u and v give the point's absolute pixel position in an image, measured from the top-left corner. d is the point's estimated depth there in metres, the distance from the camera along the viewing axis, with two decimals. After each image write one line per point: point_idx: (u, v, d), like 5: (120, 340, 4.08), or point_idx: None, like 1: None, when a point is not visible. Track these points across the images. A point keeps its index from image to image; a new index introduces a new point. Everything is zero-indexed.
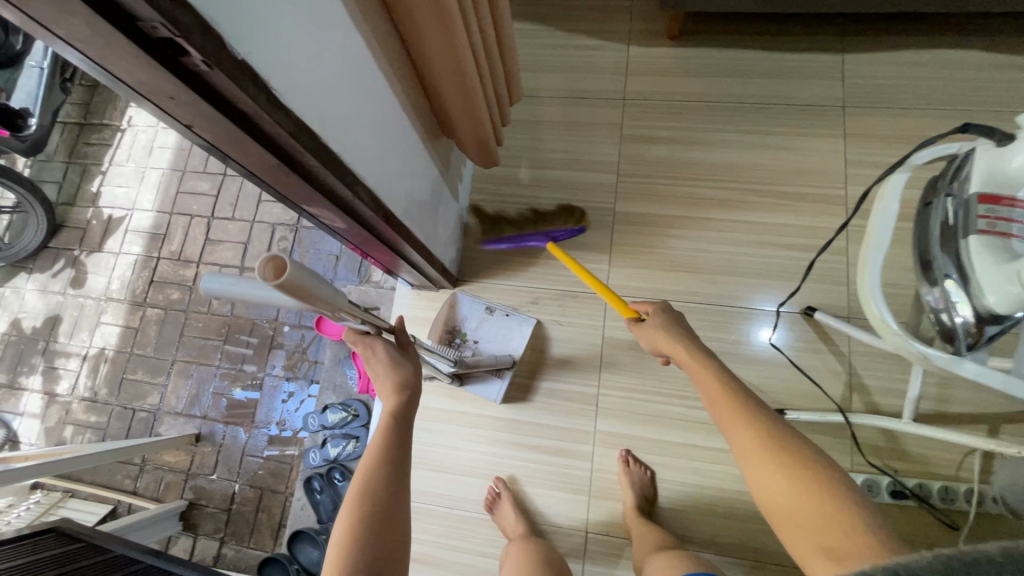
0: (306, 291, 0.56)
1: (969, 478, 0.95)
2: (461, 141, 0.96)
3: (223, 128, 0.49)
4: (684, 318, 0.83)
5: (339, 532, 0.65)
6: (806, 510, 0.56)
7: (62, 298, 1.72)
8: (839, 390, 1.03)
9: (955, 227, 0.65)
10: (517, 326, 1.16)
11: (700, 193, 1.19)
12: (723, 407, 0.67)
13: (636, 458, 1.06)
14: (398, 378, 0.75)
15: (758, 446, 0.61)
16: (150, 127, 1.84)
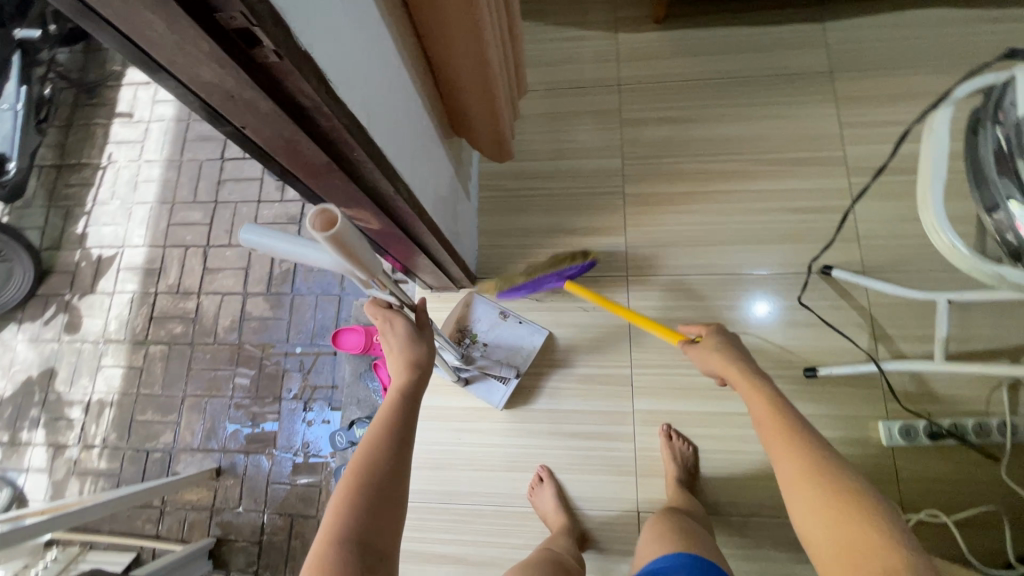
0: (351, 249, 0.54)
1: (999, 412, 0.99)
2: (475, 141, 0.96)
3: (280, 127, 0.49)
4: (742, 340, 0.82)
5: (333, 499, 0.60)
6: (841, 535, 0.55)
7: (56, 346, 1.66)
8: (864, 342, 1.06)
9: (1007, 151, 0.53)
10: (528, 339, 1.15)
11: (705, 168, 1.21)
12: (771, 427, 0.68)
13: (682, 435, 1.07)
14: (410, 355, 0.73)
15: (801, 471, 0.62)
16: (132, 162, 1.79)
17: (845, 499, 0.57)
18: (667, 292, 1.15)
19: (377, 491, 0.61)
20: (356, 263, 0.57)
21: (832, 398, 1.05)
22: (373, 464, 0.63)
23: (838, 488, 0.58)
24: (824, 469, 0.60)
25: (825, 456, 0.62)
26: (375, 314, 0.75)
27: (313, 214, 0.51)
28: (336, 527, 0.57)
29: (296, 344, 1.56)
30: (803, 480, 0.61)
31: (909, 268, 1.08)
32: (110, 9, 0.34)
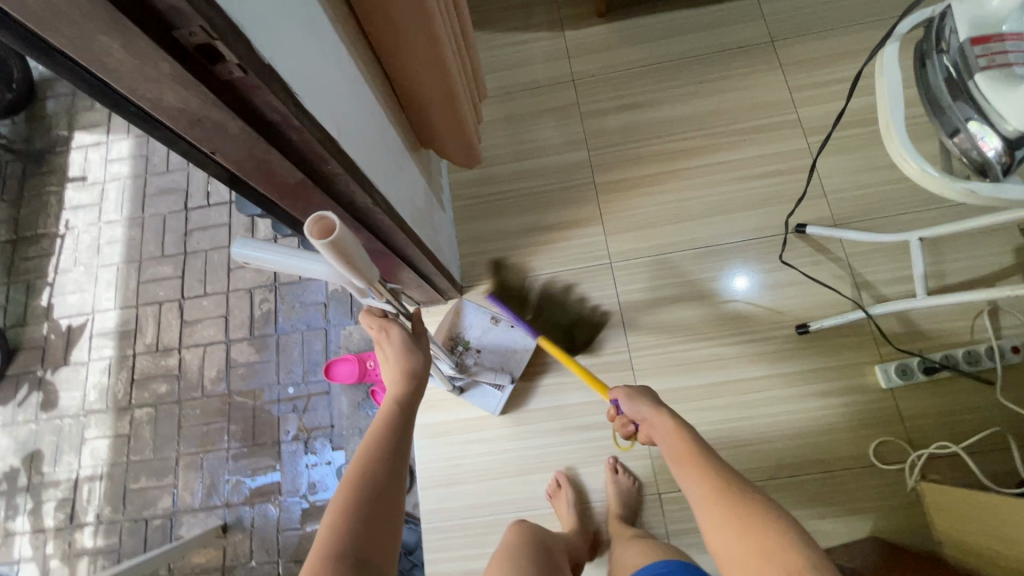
0: (350, 256, 0.54)
1: (985, 338, 1.02)
2: (445, 153, 0.96)
3: (251, 146, 0.48)
4: (652, 387, 0.80)
5: (330, 509, 0.59)
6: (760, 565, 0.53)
7: (34, 426, 1.58)
8: (848, 291, 1.09)
9: (957, 77, 0.56)
10: (521, 344, 1.12)
11: (668, 148, 1.24)
12: (686, 458, 0.66)
13: (625, 467, 1.06)
14: (408, 365, 0.75)
15: (713, 498, 0.60)
16: (92, 226, 1.74)
17: (757, 521, 0.56)
18: (652, 273, 1.16)
19: (378, 496, 0.61)
20: (352, 271, 0.57)
21: (828, 350, 1.07)
22: (374, 470, 0.63)
23: (747, 511, 0.57)
24: (734, 497, 0.59)
25: (735, 480, 0.61)
26: (372, 323, 0.76)
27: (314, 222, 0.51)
28: (337, 531, 0.57)
29: (288, 384, 1.52)
30: (718, 511, 0.59)
31: (876, 214, 1.12)
32: (64, 37, 0.34)
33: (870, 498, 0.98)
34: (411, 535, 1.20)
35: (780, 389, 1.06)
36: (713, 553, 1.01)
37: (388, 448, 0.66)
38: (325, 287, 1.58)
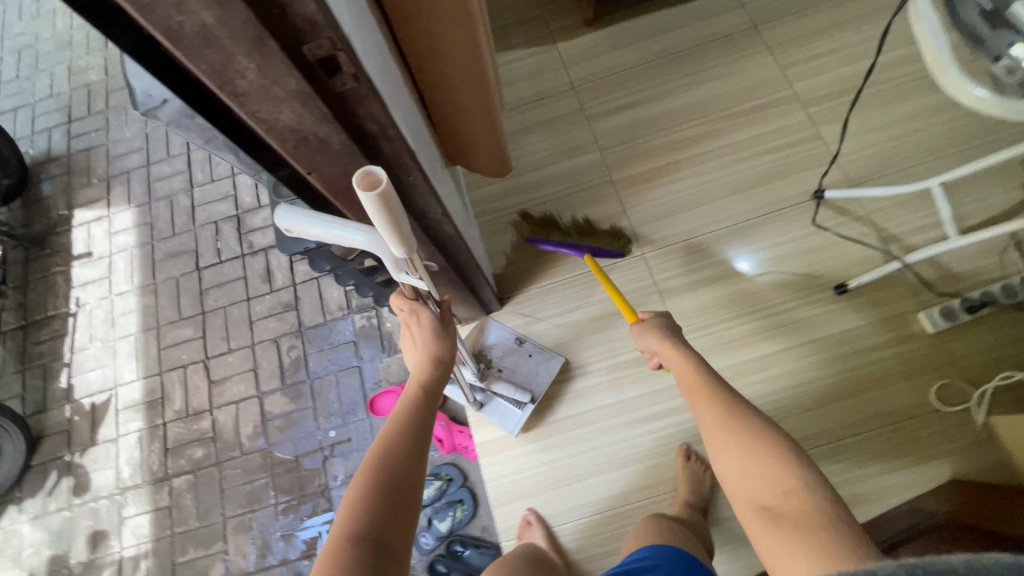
0: (395, 217, 0.48)
1: (1016, 271, 1.06)
2: (479, 168, 0.98)
3: (348, 160, 0.49)
4: (678, 323, 0.84)
5: (356, 479, 0.65)
6: (750, 479, 0.60)
7: (68, 513, 1.52)
8: (877, 247, 1.12)
9: (993, 11, 0.60)
10: (545, 364, 1.14)
11: (677, 138, 1.28)
12: (693, 386, 0.72)
13: (698, 455, 1.05)
14: (433, 350, 0.81)
15: (720, 423, 0.65)
16: (104, 300, 1.72)
17: (759, 443, 0.61)
18: (685, 257, 1.18)
19: (398, 476, 0.66)
20: (394, 237, 0.50)
21: (870, 306, 1.09)
22: (395, 444, 0.69)
23: (752, 435, 0.62)
24: (738, 419, 0.65)
25: (744, 410, 0.66)
26: (402, 304, 0.82)
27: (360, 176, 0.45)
28: (358, 505, 0.62)
29: (329, 428, 1.50)
30: (722, 438, 0.64)
31: (888, 171, 1.16)
32: (205, 62, 0.35)
33: (941, 442, 1.00)
34: (483, 560, 1.22)
35: (831, 351, 1.08)
36: None
37: (408, 424, 0.73)
38: (352, 325, 1.57)
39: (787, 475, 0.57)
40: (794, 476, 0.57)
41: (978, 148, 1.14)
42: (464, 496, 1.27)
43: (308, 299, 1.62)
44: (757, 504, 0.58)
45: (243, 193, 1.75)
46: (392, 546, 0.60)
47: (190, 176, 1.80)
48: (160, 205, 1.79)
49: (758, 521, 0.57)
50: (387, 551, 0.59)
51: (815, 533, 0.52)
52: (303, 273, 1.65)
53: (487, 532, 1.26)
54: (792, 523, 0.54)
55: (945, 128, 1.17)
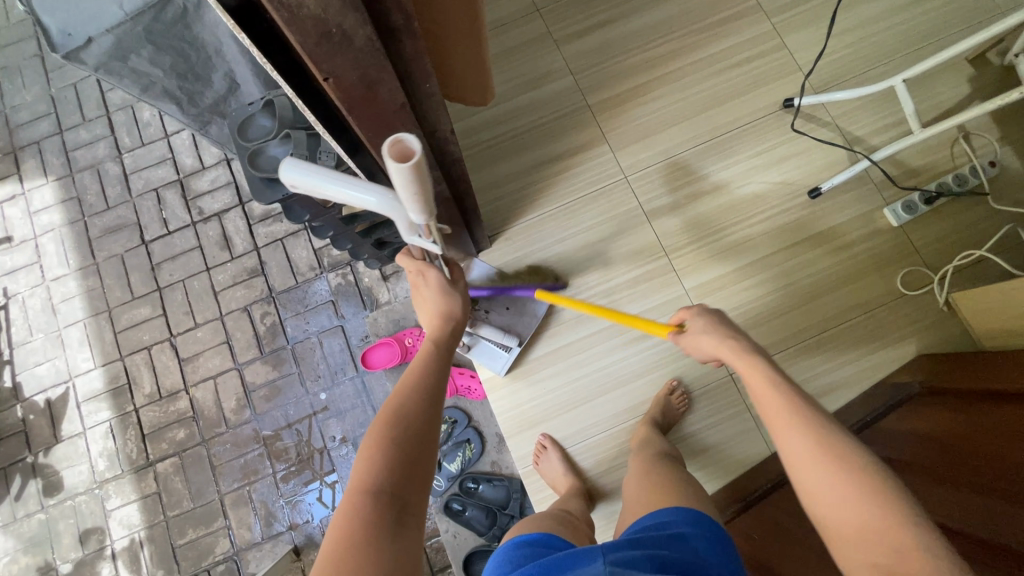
0: (422, 186, 0.49)
1: (966, 161, 1.14)
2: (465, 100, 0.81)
3: (368, 64, 0.47)
4: (724, 313, 0.83)
5: (370, 438, 0.63)
6: (865, 533, 0.54)
7: (44, 515, 1.43)
8: (843, 151, 1.17)
9: None
10: (531, 308, 1.13)
11: (649, 56, 1.25)
12: (776, 415, 0.66)
13: (682, 389, 1.10)
14: (444, 308, 0.80)
15: (817, 461, 0.60)
16: (38, 287, 1.56)
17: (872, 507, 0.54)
18: (668, 176, 1.19)
19: (414, 437, 0.63)
20: (415, 204, 0.52)
21: (841, 207, 1.15)
22: (411, 404, 0.67)
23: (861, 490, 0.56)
24: (842, 457, 0.59)
25: (851, 457, 0.59)
26: (410, 265, 0.82)
27: (390, 144, 0.46)
28: (371, 464, 0.59)
29: (319, 391, 1.45)
30: (822, 469, 0.59)
31: (848, 76, 1.21)
32: None
33: (907, 323, 1.10)
34: (497, 492, 1.25)
35: (809, 252, 1.14)
36: None
37: (423, 385, 0.70)
38: (328, 285, 1.50)
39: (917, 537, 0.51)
40: (922, 541, 0.51)
41: (928, 47, 1.20)
42: (471, 436, 1.29)
43: (275, 262, 1.52)
44: (869, 563, 0.53)
45: (182, 155, 1.59)
46: (407, 507, 0.57)
47: (116, 140, 1.61)
48: (85, 176, 1.60)
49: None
50: (401, 511, 0.56)
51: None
52: (265, 235, 1.54)
53: (498, 466, 1.29)
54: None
55: (898, 31, 1.21)
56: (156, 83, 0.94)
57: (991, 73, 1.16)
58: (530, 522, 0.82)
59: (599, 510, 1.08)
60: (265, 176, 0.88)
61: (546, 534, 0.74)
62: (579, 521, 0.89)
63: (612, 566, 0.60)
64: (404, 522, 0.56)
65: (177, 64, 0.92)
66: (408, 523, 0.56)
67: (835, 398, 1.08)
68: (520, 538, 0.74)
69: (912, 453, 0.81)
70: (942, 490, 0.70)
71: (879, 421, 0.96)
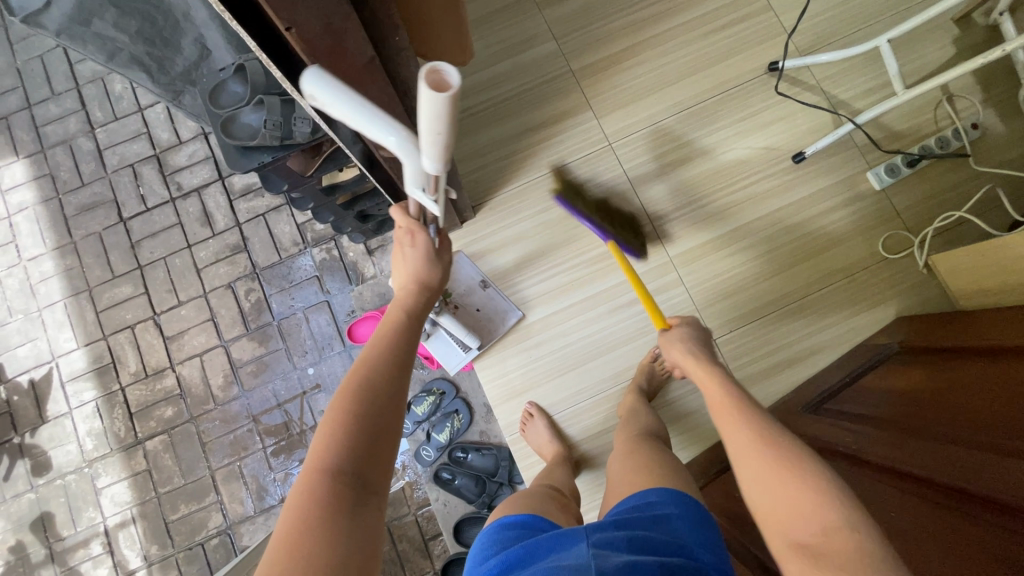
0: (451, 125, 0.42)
1: (949, 124, 1.14)
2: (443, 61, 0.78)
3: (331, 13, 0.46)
4: (706, 336, 0.91)
5: (336, 402, 0.62)
6: (787, 511, 0.57)
7: (34, 494, 1.43)
8: (828, 115, 1.17)
9: None
10: (501, 313, 1.13)
11: (634, 19, 1.22)
12: (721, 407, 0.73)
13: (666, 356, 1.10)
14: (421, 275, 0.79)
15: (748, 448, 0.64)
16: (15, 267, 1.53)
17: (794, 478, 0.58)
18: (652, 143, 1.18)
19: (382, 407, 0.62)
20: (438, 146, 0.45)
21: (824, 171, 1.15)
22: (380, 372, 0.66)
23: (790, 470, 0.59)
24: (773, 445, 0.63)
25: (780, 441, 0.63)
26: (401, 221, 0.80)
27: (428, 69, 0.39)
28: (337, 432, 0.58)
29: (306, 366, 1.45)
30: (751, 457, 0.63)
31: (833, 39, 1.20)
32: None
33: (888, 286, 1.11)
34: (486, 461, 1.27)
35: (792, 218, 1.14)
36: (774, 375, 1.10)
37: (393, 351, 0.69)
38: (312, 260, 1.48)
39: (829, 510, 0.54)
40: (838, 511, 0.53)
41: (913, 8, 1.18)
42: (459, 406, 1.30)
43: (257, 238, 1.50)
44: (793, 541, 0.55)
45: (158, 129, 1.55)
46: (370, 483, 0.57)
47: (88, 115, 1.56)
48: (57, 152, 1.56)
49: (795, 560, 0.54)
50: (364, 484, 0.56)
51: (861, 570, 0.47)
52: (246, 211, 1.51)
53: (486, 435, 1.30)
54: (834, 564, 0.50)
55: None
56: (123, 50, 0.87)
57: (975, 33, 1.15)
58: (517, 501, 0.81)
59: (584, 476, 1.10)
60: (239, 145, 0.86)
61: (533, 516, 0.73)
62: (565, 493, 0.90)
63: (595, 547, 0.60)
64: (366, 500, 0.55)
65: (143, 28, 0.86)
66: (370, 497, 0.56)
67: (815, 361, 1.10)
68: (507, 519, 0.73)
69: (885, 408, 0.83)
70: (910, 442, 0.70)
71: (858, 381, 0.97)
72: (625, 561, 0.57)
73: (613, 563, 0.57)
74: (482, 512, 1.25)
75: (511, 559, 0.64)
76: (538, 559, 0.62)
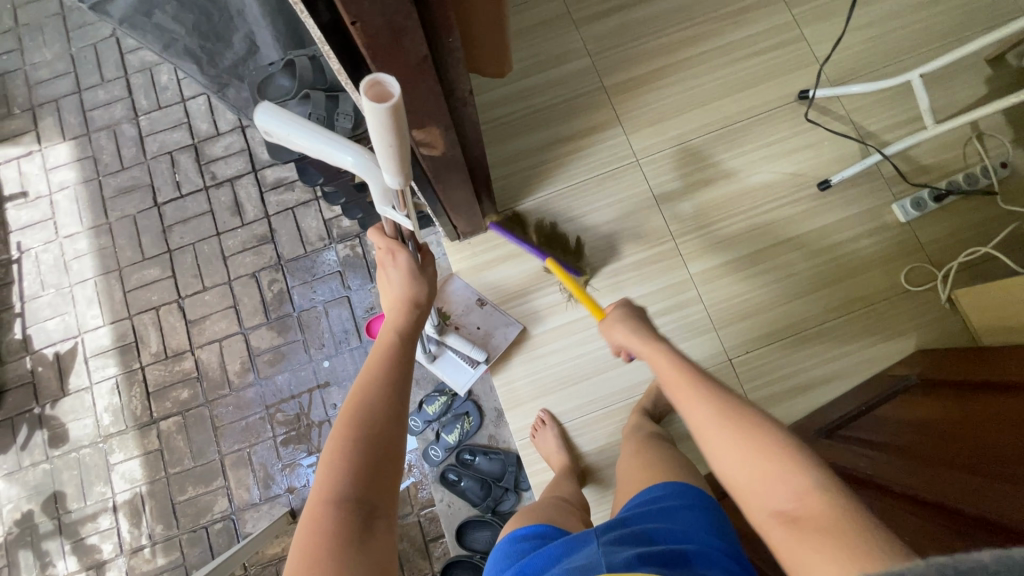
0: (396, 131, 0.48)
1: (978, 162, 1.15)
2: (484, 72, 0.81)
3: (394, 11, 0.49)
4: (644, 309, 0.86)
5: (336, 434, 0.61)
6: (760, 479, 0.55)
7: (48, 465, 1.46)
8: (856, 145, 1.18)
9: None
10: (501, 328, 1.15)
11: (668, 41, 1.25)
12: (675, 381, 0.69)
13: None
14: (409, 294, 0.76)
15: (713, 421, 0.61)
16: (52, 243, 1.58)
17: (766, 449, 0.56)
18: (679, 162, 1.20)
19: (378, 436, 0.61)
20: (390, 154, 0.51)
21: (849, 200, 1.16)
22: (375, 398, 0.64)
23: (759, 439, 0.57)
24: (738, 416, 0.60)
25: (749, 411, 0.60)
26: (381, 243, 0.76)
27: (367, 85, 0.45)
28: (336, 467, 0.58)
29: (322, 359, 1.47)
30: (713, 432, 0.60)
31: (865, 71, 1.21)
32: None
33: (908, 318, 1.11)
34: (493, 465, 1.27)
35: (814, 244, 1.15)
36: (789, 399, 1.10)
37: (386, 374, 0.68)
38: (336, 255, 1.52)
39: (800, 476, 0.53)
40: (811, 477, 0.52)
41: (946, 47, 1.20)
42: (470, 409, 1.31)
43: (284, 231, 1.54)
44: (773, 511, 0.53)
45: (198, 120, 1.60)
46: (377, 508, 0.57)
47: (133, 103, 1.62)
48: (101, 136, 1.62)
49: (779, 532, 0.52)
50: (367, 516, 0.56)
51: (842, 534, 0.47)
52: (276, 204, 1.55)
53: (495, 440, 1.30)
54: (817, 531, 0.48)
55: (916, 29, 1.21)
56: (178, 41, 0.91)
57: (1009, 74, 1.16)
58: (530, 512, 0.82)
59: (590, 487, 1.10)
60: None
61: (546, 526, 0.73)
62: (576, 506, 0.90)
63: (606, 545, 0.61)
64: (374, 527, 0.55)
65: (199, 22, 0.90)
66: (376, 528, 0.56)
67: (830, 389, 1.09)
68: (521, 531, 0.74)
69: (902, 437, 0.82)
70: (930, 471, 0.70)
71: (874, 410, 0.96)
72: (632, 554, 0.58)
73: (622, 557, 0.57)
74: (487, 516, 1.25)
75: (526, 568, 0.65)
76: (553, 565, 0.63)
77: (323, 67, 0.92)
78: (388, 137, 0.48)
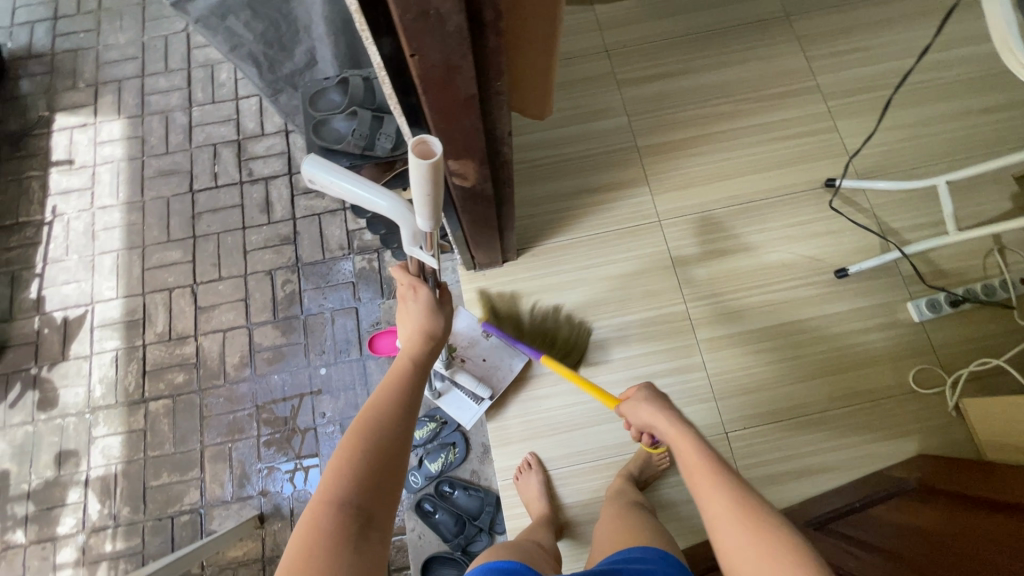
0: (436, 188, 0.51)
1: (996, 274, 1.15)
2: (525, 114, 0.84)
3: (452, 49, 0.53)
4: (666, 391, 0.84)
5: (345, 442, 0.61)
6: None
7: (31, 428, 1.46)
8: (876, 240, 1.19)
9: None
10: (506, 363, 1.15)
11: (704, 113, 1.30)
12: (696, 468, 0.69)
13: None
14: (426, 325, 0.76)
15: (733, 516, 0.61)
16: (85, 212, 1.63)
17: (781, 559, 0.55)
18: (699, 229, 1.22)
19: (385, 451, 0.61)
20: (429, 204, 0.54)
21: (864, 292, 1.16)
22: (386, 415, 0.64)
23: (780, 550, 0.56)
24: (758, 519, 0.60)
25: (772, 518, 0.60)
26: (403, 279, 0.78)
27: (413, 144, 0.49)
28: (341, 474, 0.58)
29: (319, 365, 1.47)
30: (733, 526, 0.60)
31: (893, 169, 1.24)
32: None
33: (912, 419, 1.09)
34: (470, 502, 1.24)
35: (824, 330, 1.14)
36: (781, 483, 1.07)
37: (399, 394, 0.67)
38: (352, 266, 1.54)
39: None
40: None
41: (973, 159, 1.23)
42: (457, 439, 1.28)
43: (308, 234, 1.57)
44: None
45: (246, 119, 1.68)
46: (374, 518, 0.56)
47: (189, 94, 1.71)
48: (153, 120, 1.70)
49: None
50: (363, 527, 0.55)
51: None
52: (304, 208, 1.60)
53: (477, 476, 1.28)
54: None
55: (947, 137, 1.24)
56: (244, 46, 0.95)
57: None
58: (501, 549, 0.80)
59: (565, 541, 1.07)
60: (323, 146, 0.93)
61: (515, 565, 0.72)
62: (551, 557, 0.88)
63: None
64: (369, 537, 0.55)
65: (267, 31, 0.94)
66: (371, 539, 0.55)
67: (825, 480, 1.06)
68: (491, 563, 0.71)
69: (893, 542, 0.79)
70: None
71: (867, 509, 0.93)
72: None
73: None
74: (456, 554, 1.21)
75: None
76: None
77: (374, 88, 0.96)
78: (432, 190, 0.52)
